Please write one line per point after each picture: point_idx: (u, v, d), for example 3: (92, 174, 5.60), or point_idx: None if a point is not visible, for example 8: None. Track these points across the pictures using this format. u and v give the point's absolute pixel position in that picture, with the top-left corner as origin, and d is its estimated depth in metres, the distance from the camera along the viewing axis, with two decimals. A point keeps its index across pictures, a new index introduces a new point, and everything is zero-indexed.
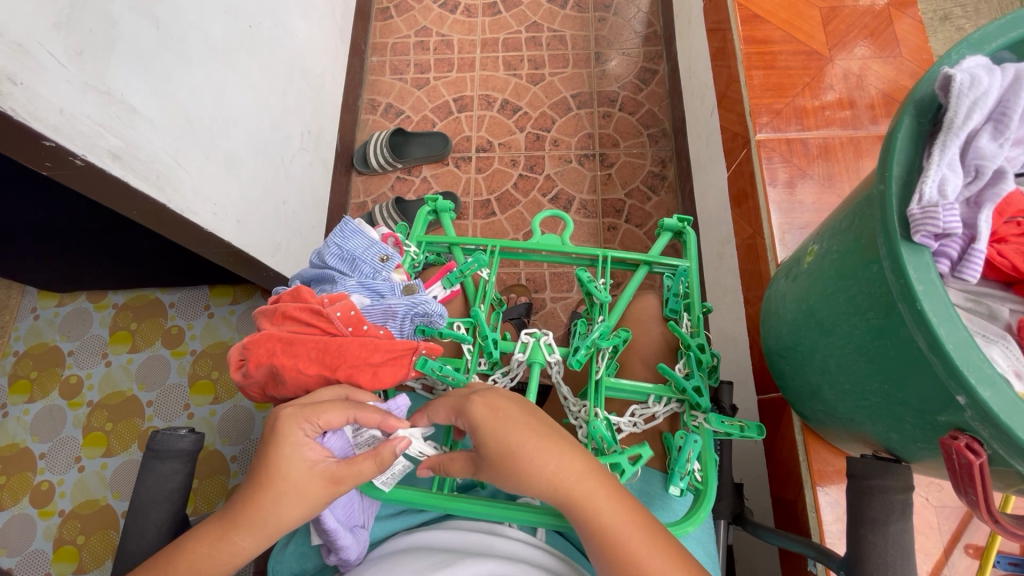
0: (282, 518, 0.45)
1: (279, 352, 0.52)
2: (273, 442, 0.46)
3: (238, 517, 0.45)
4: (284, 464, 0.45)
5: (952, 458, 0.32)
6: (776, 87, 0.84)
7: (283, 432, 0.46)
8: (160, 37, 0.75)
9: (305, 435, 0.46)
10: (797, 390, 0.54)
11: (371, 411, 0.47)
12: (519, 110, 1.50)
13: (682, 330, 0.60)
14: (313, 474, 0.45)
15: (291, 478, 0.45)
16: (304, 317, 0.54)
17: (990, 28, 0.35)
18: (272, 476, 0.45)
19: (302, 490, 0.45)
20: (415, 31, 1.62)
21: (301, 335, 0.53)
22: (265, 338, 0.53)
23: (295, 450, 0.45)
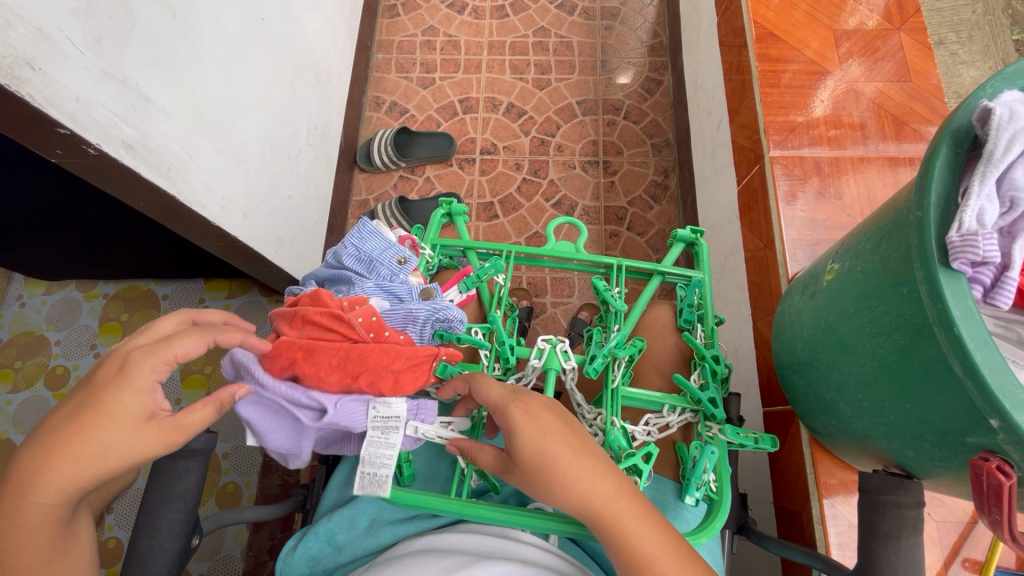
0: (103, 471, 0.42)
1: (299, 361, 0.51)
2: (112, 387, 0.43)
3: (47, 469, 0.41)
4: (118, 411, 0.43)
5: (982, 479, 0.33)
6: (788, 104, 0.85)
7: (130, 375, 0.44)
8: (175, 26, 0.74)
9: (151, 382, 0.44)
10: (810, 404, 0.56)
11: (233, 331, 0.49)
12: (524, 114, 1.51)
13: (697, 342, 0.61)
14: (150, 424, 0.44)
15: (124, 424, 0.43)
16: (325, 321, 0.54)
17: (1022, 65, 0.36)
18: (101, 420, 0.42)
19: (137, 441, 0.43)
20: (422, 30, 1.61)
21: (322, 342, 0.52)
22: (286, 346, 0.52)
23: (138, 397, 0.43)
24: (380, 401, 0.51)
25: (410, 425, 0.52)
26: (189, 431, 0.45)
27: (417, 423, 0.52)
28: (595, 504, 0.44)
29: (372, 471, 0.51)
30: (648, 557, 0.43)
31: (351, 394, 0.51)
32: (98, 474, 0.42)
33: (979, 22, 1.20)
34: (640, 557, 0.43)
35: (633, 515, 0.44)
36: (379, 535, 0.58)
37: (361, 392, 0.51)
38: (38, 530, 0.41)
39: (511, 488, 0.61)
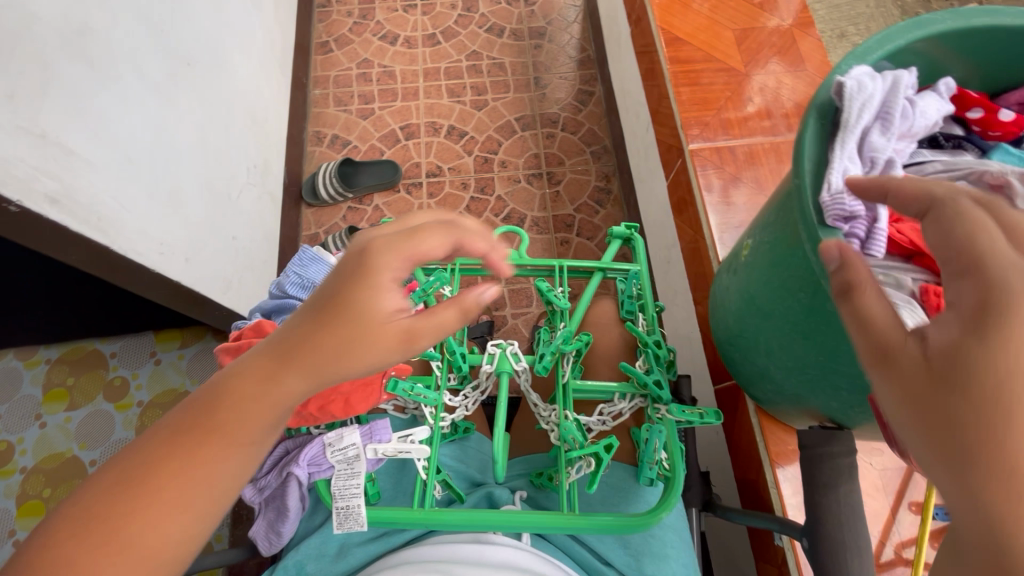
0: (346, 373, 0.38)
1: None
2: (353, 276, 0.39)
3: (298, 351, 0.38)
4: (358, 305, 0.39)
5: (881, 412, 0.38)
6: (702, 101, 0.91)
7: (372, 260, 0.39)
8: (96, 77, 0.74)
9: (394, 274, 0.40)
10: (748, 374, 0.59)
11: (481, 239, 0.43)
12: (465, 135, 1.54)
13: (638, 328, 0.64)
14: (387, 324, 0.39)
15: (370, 322, 0.38)
16: None
17: (869, 43, 0.42)
18: (338, 309, 0.38)
19: (367, 344, 0.38)
20: (356, 63, 1.64)
21: None
22: None
23: (382, 291, 0.39)
24: (331, 436, 0.54)
25: (369, 447, 0.52)
26: (427, 337, 0.39)
27: (374, 444, 0.53)
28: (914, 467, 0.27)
29: (345, 505, 0.51)
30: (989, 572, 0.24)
31: (305, 418, 0.53)
32: (297, 386, 0.38)
33: (871, 14, 1.31)
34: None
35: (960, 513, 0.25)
36: (349, 559, 0.57)
37: (314, 416, 0.53)
38: (267, 414, 0.38)
39: (478, 496, 0.60)
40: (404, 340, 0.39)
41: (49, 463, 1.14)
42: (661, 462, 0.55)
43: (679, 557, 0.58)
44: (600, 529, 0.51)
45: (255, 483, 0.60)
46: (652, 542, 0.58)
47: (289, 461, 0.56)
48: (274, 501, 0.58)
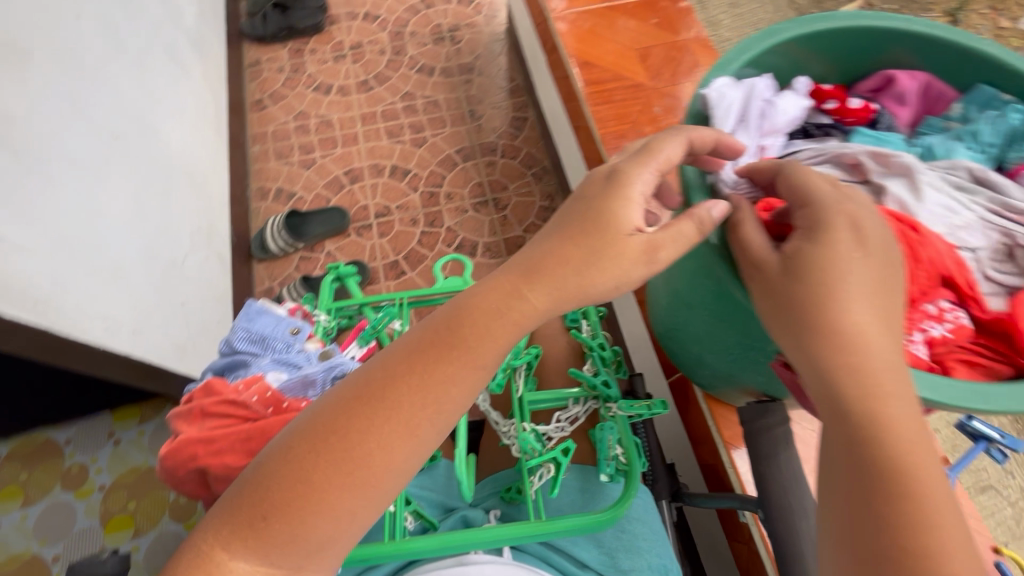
0: (591, 289, 0.42)
1: (202, 454, 0.51)
2: (606, 193, 0.42)
3: (543, 269, 0.43)
4: (610, 216, 0.42)
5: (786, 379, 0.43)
6: (620, 116, 0.98)
7: (625, 174, 0.42)
8: (22, 163, 0.75)
9: (641, 189, 0.42)
10: (688, 362, 0.63)
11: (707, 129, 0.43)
12: (409, 173, 1.58)
13: (583, 335, 0.67)
14: (628, 239, 0.41)
15: (614, 235, 0.41)
16: (222, 409, 0.53)
17: (730, 53, 0.49)
18: (594, 223, 0.42)
19: (608, 259, 0.41)
20: (293, 116, 1.67)
21: (222, 430, 0.51)
22: (184, 443, 0.51)
23: (626, 206, 0.41)
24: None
25: None
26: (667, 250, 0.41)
27: None
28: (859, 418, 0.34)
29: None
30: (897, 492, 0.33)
31: None
32: (493, 336, 0.43)
33: None
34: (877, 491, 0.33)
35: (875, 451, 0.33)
36: None
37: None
38: (495, 334, 0.43)
39: (452, 521, 0.61)
40: (631, 253, 0.41)
41: (7, 568, 1.07)
42: (617, 457, 0.58)
43: (653, 548, 0.60)
44: (570, 533, 0.53)
45: None
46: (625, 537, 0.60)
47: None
48: None
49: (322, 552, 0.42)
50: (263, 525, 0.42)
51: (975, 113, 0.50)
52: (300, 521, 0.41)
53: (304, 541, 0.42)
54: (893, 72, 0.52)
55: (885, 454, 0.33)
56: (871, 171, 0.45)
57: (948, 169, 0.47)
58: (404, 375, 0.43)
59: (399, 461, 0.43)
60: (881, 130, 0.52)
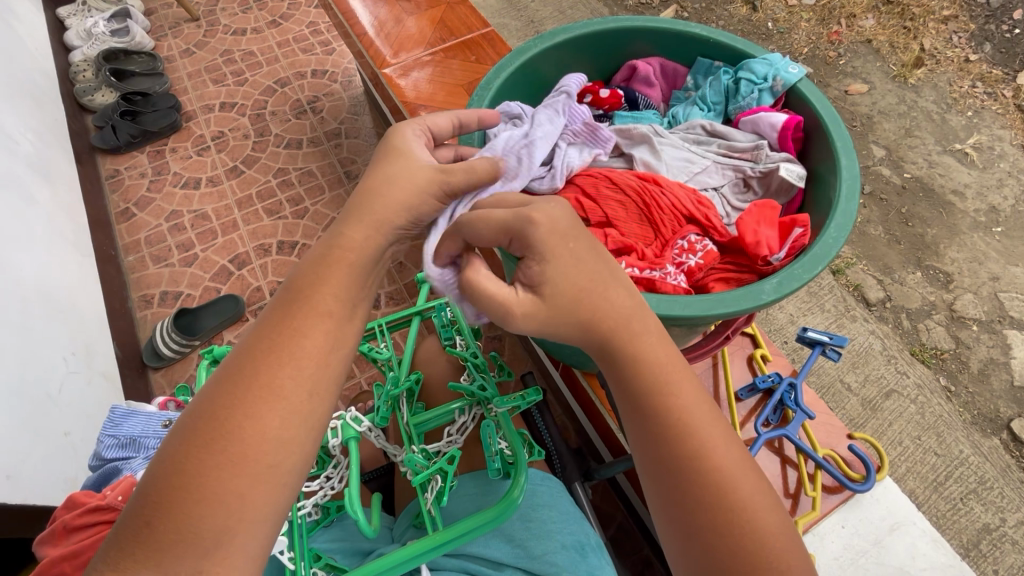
0: (396, 206, 0.49)
1: (71, 571, 0.49)
2: (385, 141, 0.52)
3: (357, 209, 0.49)
4: (395, 150, 0.51)
5: None
6: None
7: (396, 130, 0.53)
8: None
9: (410, 133, 0.53)
10: (554, 347, 0.68)
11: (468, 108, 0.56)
12: (297, 244, 1.58)
13: (456, 350, 0.71)
14: (413, 162, 0.51)
15: (402, 163, 0.51)
16: (85, 520, 0.51)
17: (488, 78, 0.60)
18: (383, 160, 0.51)
19: (404, 179, 0.50)
20: (164, 218, 1.63)
21: (88, 540, 0.50)
22: (48, 566, 0.50)
23: (405, 140, 0.52)
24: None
25: None
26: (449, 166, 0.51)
27: None
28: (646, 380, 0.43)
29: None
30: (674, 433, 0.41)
31: None
32: (338, 280, 0.47)
33: None
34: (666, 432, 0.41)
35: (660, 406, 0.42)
36: None
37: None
38: (337, 277, 0.47)
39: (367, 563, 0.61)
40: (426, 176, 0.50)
41: None
42: (504, 451, 0.61)
43: (561, 527, 0.63)
44: (472, 532, 0.55)
45: None
46: (534, 525, 0.63)
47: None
48: None
49: (221, 550, 0.40)
50: (147, 543, 0.39)
51: (702, 80, 0.66)
52: (189, 523, 0.39)
53: (197, 540, 0.39)
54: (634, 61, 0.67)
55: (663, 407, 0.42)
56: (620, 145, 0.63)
57: (687, 130, 0.64)
58: (261, 352, 0.44)
59: (283, 425, 0.43)
60: (640, 107, 0.67)
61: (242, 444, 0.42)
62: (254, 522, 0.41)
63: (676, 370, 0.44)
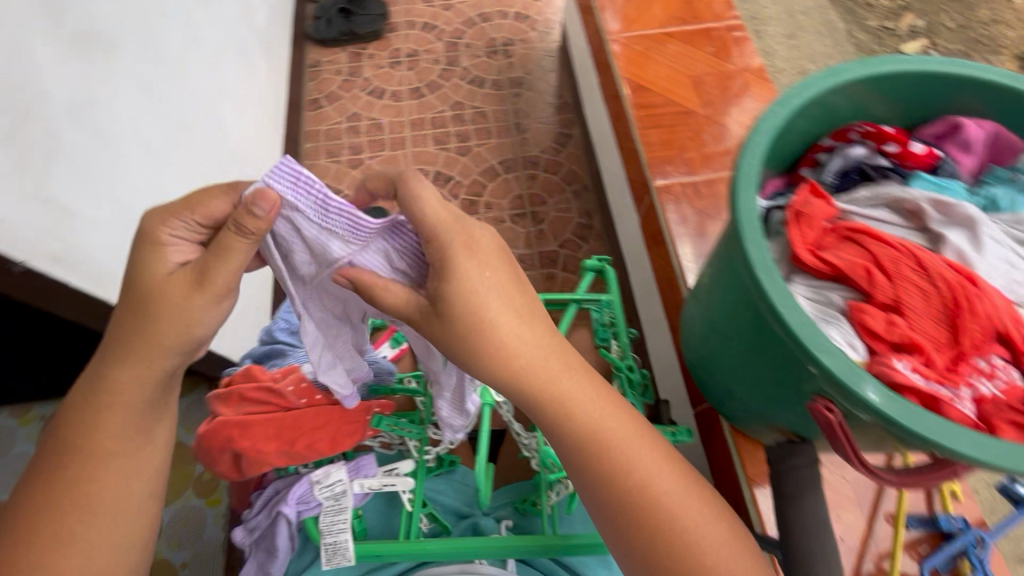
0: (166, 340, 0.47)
1: (236, 437, 0.52)
2: (139, 248, 0.47)
3: (117, 341, 0.48)
4: (142, 269, 0.46)
5: (821, 423, 0.38)
6: (667, 140, 0.94)
7: (147, 231, 0.46)
8: (99, 144, 0.80)
9: (171, 237, 0.47)
10: (717, 394, 0.62)
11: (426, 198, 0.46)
12: (451, 180, 1.61)
13: (612, 355, 0.66)
14: (168, 282, 0.46)
15: (151, 288, 0.46)
16: (260, 395, 0.53)
17: (792, 90, 0.48)
18: (133, 283, 0.47)
19: (161, 314, 0.46)
20: (345, 117, 1.73)
21: (258, 416, 0.53)
22: (221, 425, 0.52)
23: (158, 251, 0.46)
24: (318, 473, 0.55)
25: (355, 482, 0.54)
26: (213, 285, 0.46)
27: (361, 478, 0.55)
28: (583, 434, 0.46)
29: (333, 540, 0.52)
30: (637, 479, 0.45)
31: (291, 459, 0.53)
32: (141, 396, 0.49)
33: (825, 53, 1.39)
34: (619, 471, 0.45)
35: (614, 444, 0.46)
36: None
37: (301, 456, 0.53)
38: (130, 396, 0.49)
39: (464, 526, 0.62)
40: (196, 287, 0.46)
41: None
42: None
43: None
44: (585, 551, 0.52)
45: (245, 524, 0.61)
46: None
47: (277, 501, 0.56)
48: (241, 543, 0.61)
49: None
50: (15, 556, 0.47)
51: None
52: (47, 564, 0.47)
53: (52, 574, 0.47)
54: (960, 118, 0.54)
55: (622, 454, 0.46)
56: (932, 219, 0.49)
57: (1011, 223, 0.52)
58: (86, 434, 0.49)
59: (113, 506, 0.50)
60: (943, 176, 0.54)
61: (79, 515, 0.48)
62: (115, 575, 0.50)
63: (584, 396, 0.47)
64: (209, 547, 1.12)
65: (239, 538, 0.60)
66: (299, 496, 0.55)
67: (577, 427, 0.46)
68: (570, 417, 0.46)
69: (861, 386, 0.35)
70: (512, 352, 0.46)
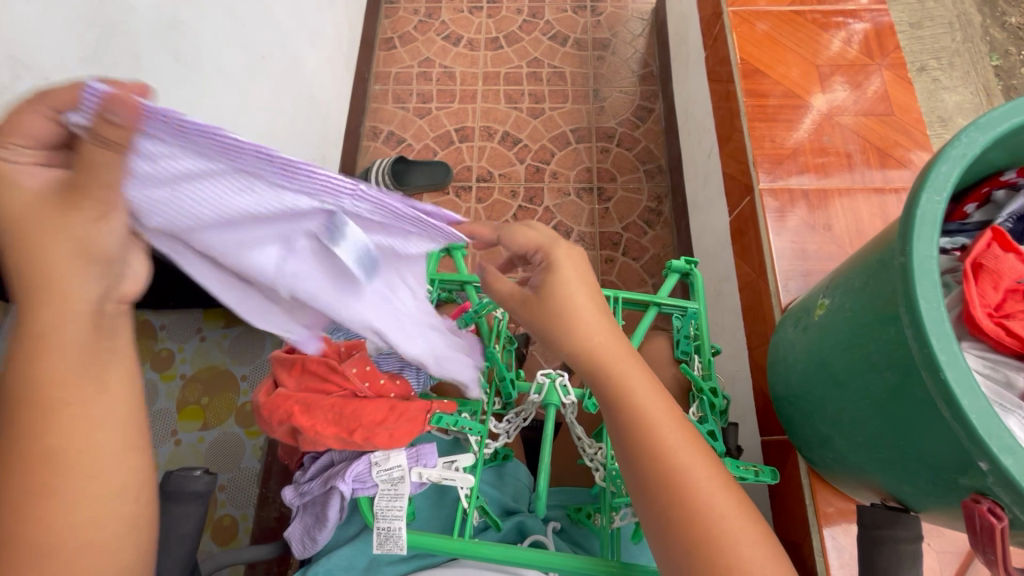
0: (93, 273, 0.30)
1: (296, 413, 0.52)
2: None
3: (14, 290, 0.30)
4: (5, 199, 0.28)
5: (975, 520, 0.33)
6: (777, 136, 0.84)
7: None
8: (180, 69, 0.77)
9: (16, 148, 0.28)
10: (807, 437, 0.56)
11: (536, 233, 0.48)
12: (519, 143, 1.54)
13: (694, 372, 0.61)
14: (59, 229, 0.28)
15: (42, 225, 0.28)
16: (321, 372, 0.55)
17: (995, 114, 0.38)
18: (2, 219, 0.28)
19: (60, 252, 0.29)
20: (418, 62, 1.65)
21: (318, 398, 0.53)
22: (284, 399, 0.53)
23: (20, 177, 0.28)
24: (378, 454, 0.54)
25: (415, 471, 0.53)
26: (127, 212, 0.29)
27: (420, 467, 0.53)
28: (642, 422, 0.42)
29: (387, 526, 0.52)
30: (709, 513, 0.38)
31: (348, 446, 0.52)
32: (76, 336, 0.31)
33: (962, 49, 1.21)
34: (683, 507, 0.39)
35: (682, 460, 0.40)
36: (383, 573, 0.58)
37: (357, 446, 0.52)
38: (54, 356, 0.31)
39: (512, 523, 0.61)
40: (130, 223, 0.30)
41: None
42: None
43: None
44: None
45: (297, 485, 0.60)
46: None
47: (333, 474, 0.56)
48: (293, 503, 0.61)
49: None
50: None
51: None
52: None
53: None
54: None
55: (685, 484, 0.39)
56: None
57: None
58: (15, 406, 0.31)
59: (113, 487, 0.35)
60: None
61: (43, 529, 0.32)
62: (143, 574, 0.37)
63: (648, 387, 0.43)
64: (246, 476, 1.16)
65: (291, 495, 0.60)
66: (357, 474, 0.54)
67: (624, 403, 0.42)
68: (617, 396, 0.43)
69: None
70: (581, 322, 0.44)
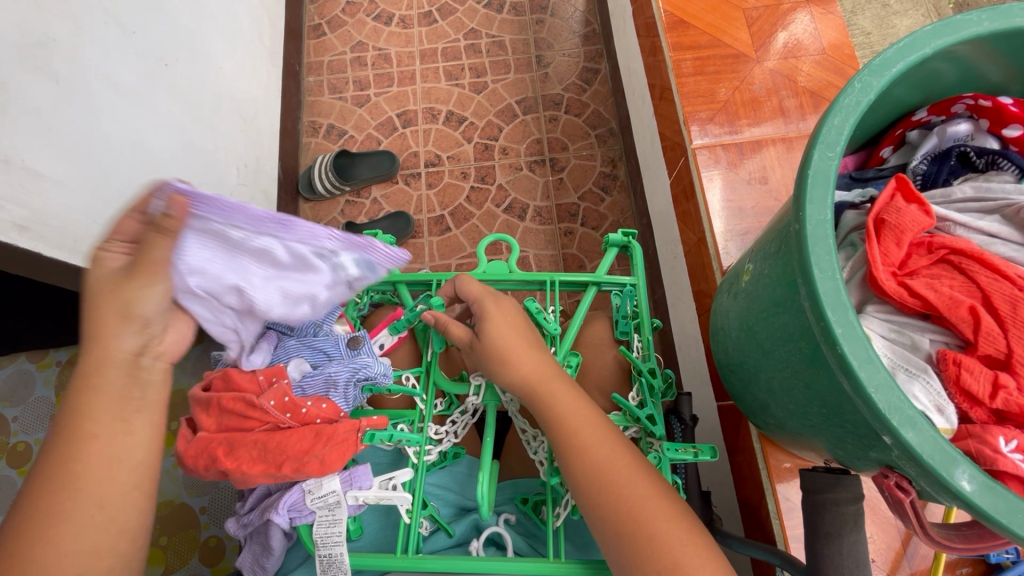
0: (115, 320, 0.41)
1: (221, 458, 0.50)
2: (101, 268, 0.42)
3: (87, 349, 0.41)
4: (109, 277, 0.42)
5: (887, 493, 0.35)
6: (709, 91, 0.80)
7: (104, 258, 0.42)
8: (61, 91, 0.71)
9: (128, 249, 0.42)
10: (749, 405, 0.55)
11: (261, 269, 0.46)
12: (465, 121, 1.48)
13: (633, 355, 0.59)
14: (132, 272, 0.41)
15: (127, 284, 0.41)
16: (239, 408, 0.51)
17: (889, 53, 0.35)
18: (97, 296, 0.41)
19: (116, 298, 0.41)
20: (350, 47, 1.57)
21: (240, 434, 0.51)
22: (205, 443, 0.51)
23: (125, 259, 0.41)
24: (310, 483, 0.51)
25: (350, 495, 0.51)
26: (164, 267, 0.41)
27: (355, 491, 0.51)
28: (585, 450, 0.46)
29: (328, 553, 0.50)
30: (654, 533, 0.42)
31: (279, 479, 0.50)
32: (112, 376, 0.42)
33: None
34: (633, 514, 0.43)
35: (636, 485, 0.44)
36: None
37: (289, 478, 0.50)
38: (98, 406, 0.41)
39: (466, 524, 0.58)
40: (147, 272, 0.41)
41: None
42: None
43: None
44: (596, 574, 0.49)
45: (238, 517, 0.58)
46: None
47: (269, 505, 0.54)
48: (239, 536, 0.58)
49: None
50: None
51: None
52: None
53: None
54: None
55: (635, 502, 0.43)
56: (956, 226, 0.43)
57: None
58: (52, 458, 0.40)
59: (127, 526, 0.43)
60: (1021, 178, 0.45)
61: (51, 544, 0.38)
62: None
63: (588, 416, 0.48)
64: (228, 494, 0.99)
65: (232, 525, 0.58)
66: (290, 504, 0.52)
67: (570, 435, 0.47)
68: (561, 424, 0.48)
69: (951, 471, 0.28)
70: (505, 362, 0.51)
